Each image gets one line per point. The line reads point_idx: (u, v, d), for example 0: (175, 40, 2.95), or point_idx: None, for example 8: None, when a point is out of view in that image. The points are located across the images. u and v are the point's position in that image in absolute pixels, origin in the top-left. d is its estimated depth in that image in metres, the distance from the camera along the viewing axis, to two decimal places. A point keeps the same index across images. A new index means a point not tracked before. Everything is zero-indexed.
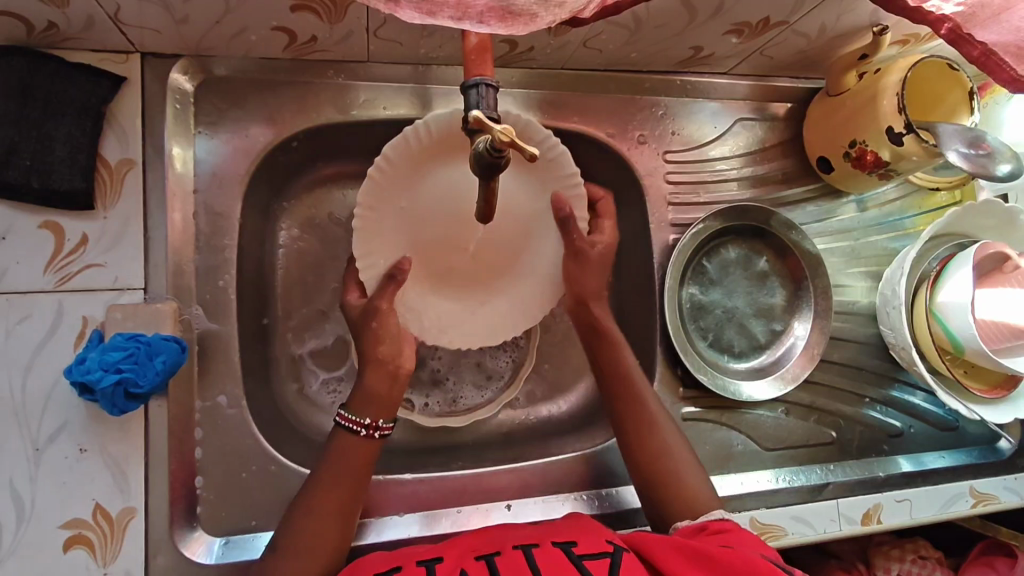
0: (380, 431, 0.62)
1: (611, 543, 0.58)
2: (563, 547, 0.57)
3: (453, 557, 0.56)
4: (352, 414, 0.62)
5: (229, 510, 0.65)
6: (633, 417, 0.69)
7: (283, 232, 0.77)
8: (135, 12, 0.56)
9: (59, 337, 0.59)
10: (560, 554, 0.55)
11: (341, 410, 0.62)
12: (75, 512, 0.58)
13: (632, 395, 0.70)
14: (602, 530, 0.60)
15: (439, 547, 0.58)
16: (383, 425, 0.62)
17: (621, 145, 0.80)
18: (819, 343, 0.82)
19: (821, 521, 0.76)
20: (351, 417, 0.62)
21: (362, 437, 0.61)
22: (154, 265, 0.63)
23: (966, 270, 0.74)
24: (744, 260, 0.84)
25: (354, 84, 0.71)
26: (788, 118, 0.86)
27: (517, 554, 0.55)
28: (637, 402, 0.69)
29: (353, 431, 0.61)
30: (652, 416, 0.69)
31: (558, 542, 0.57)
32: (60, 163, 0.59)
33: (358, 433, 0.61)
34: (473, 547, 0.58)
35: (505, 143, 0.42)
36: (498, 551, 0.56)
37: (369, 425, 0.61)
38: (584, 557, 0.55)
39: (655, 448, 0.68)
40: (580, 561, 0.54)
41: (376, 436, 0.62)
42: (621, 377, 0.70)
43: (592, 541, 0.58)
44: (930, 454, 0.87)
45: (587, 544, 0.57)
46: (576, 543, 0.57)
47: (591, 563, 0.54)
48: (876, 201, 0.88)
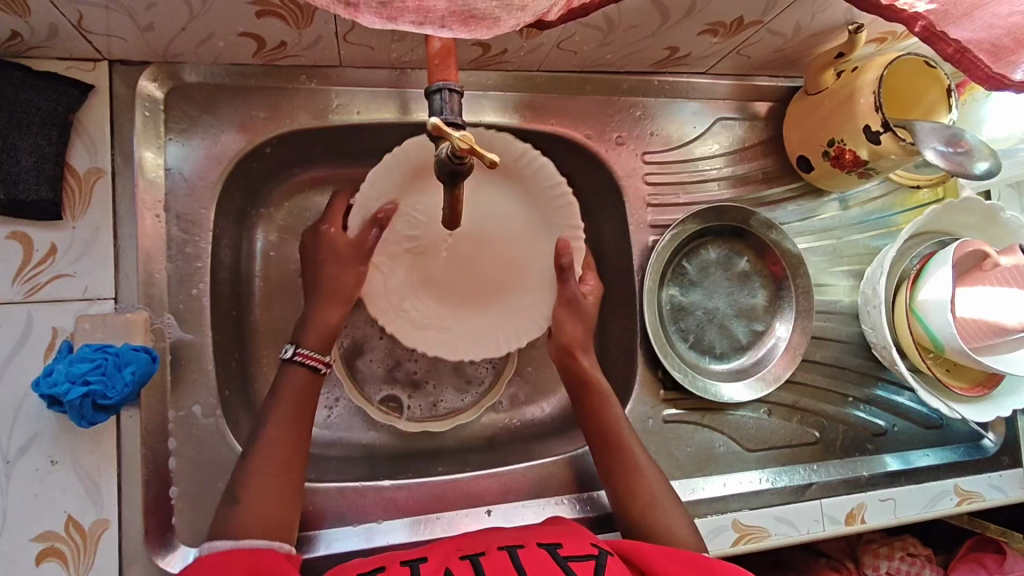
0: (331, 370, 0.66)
1: (596, 547, 0.58)
2: (548, 547, 0.57)
3: (438, 556, 0.56)
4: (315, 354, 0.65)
5: (205, 519, 0.65)
6: (617, 465, 0.68)
7: (260, 238, 0.76)
8: (98, 20, 0.55)
9: (29, 349, 0.58)
10: (545, 555, 0.55)
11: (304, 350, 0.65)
12: (47, 525, 0.58)
13: (616, 444, 0.69)
14: (585, 533, 0.60)
15: (423, 550, 0.58)
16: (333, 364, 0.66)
17: (599, 147, 0.80)
18: (802, 344, 0.82)
19: (804, 522, 0.76)
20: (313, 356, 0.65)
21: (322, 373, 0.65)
22: (125, 274, 0.62)
23: (945, 269, 0.73)
24: (724, 261, 0.84)
25: (327, 89, 0.70)
26: (769, 117, 0.85)
27: (502, 554, 0.55)
28: (621, 449, 0.68)
29: (315, 367, 0.65)
30: (638, 464, 0.68)
31: (542, 543, 0.57)
32: (26, 173, 0.58)
33: (318, 369, 0.65)
34: (459, 548, 0.58)
35: (465, 149, 0.42)
36: (482, 551, 0.56)
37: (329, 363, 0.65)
38: (569, 559, 0.55)
39: (640, 497, 0.67)
40: (566, 562, 0.54)
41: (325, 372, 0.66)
42: (604, 429, 0.69)
43: (575, 543, 0.58)
44: (914, 452, 0.86)
45: (572, 546, 0.57)
46: (560, 544, 0.57)
47: (576, 565, 0.54)
48: (858, 199, 0.88)
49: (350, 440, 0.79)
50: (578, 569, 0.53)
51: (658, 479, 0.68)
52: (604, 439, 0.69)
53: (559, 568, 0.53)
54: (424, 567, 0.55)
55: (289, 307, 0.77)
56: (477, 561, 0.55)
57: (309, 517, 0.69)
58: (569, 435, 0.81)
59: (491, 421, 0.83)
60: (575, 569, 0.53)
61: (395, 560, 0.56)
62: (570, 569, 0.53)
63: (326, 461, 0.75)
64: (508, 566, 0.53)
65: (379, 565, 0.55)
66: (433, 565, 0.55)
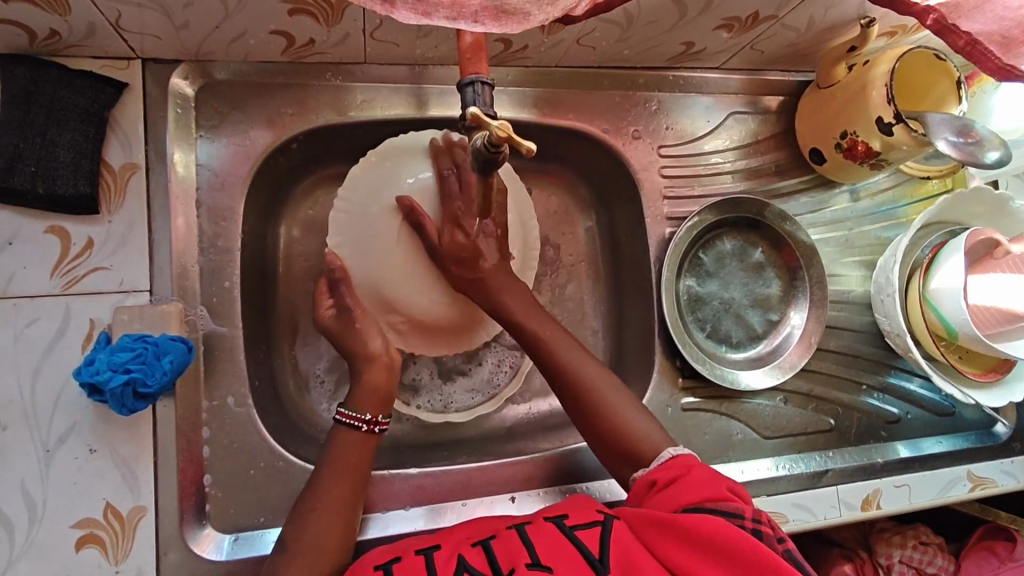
0: (379, 426, 0.65)
1: (601, 513, 0.58)
2: (555, 521, 0.57)
3: (451, 543, 0.57)
4: (352, 411, 0.64)
5: (237, 507, 0.66)
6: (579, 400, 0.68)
7: (284, 233, 0.78)
8: (135, 19, 0.57)
9: (67, 340, 0.60)
10: (552, 529, 0.56)
11: (339, 407, 0.65)
12: (86, 512, 0.59)
13: (571, 375, 0.69)
14: (590, 504, 0.61)
15: (436, 537, 0.60)
16: (382, 421, 0.65)
17: (616, 141, 0.81)
18: (816, 332, 0.83)
19: (821, 508, 0.78)
20: (351, 414, 0.64)
21: (363, 432, 0.64)
22: (159, 267, 0.64)
23: (959, 256, 0.75)
24: (739, 252, 0.85)
25: (351, 86, 0.72)
26: (780, 110, 0.87)
27: (510, 533, 0.56)
28: (594, 394, 0.68)
29: (354, 426, 0.64)
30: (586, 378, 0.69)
31: (549, 517, 0.58)
32: (64, 169, 0.60)
33: (359, 428, 0.64)
34: (470, 535, 0.59)
35: (502, 138, 0.43)
36: (493, 534, 0.57)
37: (369, 420, 0.64)
38: (575, 529, 0.55)
39: (619, 432, 0.67)
40: (572, 532, 0.55)
41: (376, 431, 0.65)
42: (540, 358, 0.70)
43: (582, 513, 0.58)
44: (928, 439, 0.88)
45: (578, 516, 0.58)
46: (567, 516, 0.58)
47: (583, 533, 0.55)
48: (869, 191, 0.89)
49: None
50: (585, 539, 0.54)
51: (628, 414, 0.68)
52: (567, 387, 0.69)
53: (566, 538, 0.54)
54: (438, 554, 0.56)
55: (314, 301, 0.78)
56: (489, 546, 0.55)
57: None
58: None
59: (511, 412, 0.84)
60: (582, 539, 0.54)
61: (409, 549, 0.57)
62: (578, 540, 0.54)
63: None
64: (517, 544, 0.54)
65: (396, 555, 0.56)
66: (447, 552, 0.56)
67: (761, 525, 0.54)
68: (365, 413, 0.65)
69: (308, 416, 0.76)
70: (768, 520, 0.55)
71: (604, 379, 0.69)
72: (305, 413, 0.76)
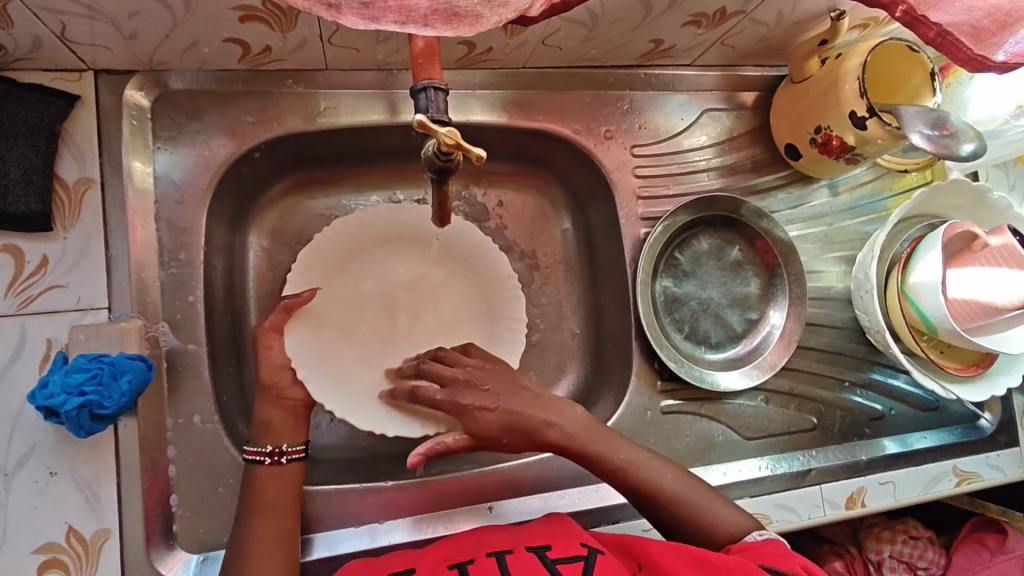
0: (285, 456, 0.62)
1: (585, 546, 0.58)
2: (537, 551, 0.57)
3: (429, 564, 0.57)
4: (256, 446, 0.62)
5: (206, 526, 0.64)
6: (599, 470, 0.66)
7: (252, 244, 0.76)
8: (82, 30, 0.56)
9: (23, 361, 0.59)
10: (533, 559, 0.56)
11: (244, 446, 0.63)
12: (48, 536, 0.58)
13: (628, 474, 0.66)
14: (577, 532, 0.61)
15: (414, 557, 0.58)
16: (289, 450, 0.62)
17: (587, 142, 0.80)
18: (796, 331, 0.82)
19: (804, 507, 0.77)
20: (255, 450, 0.62)
21: (268, 465, 0.61)
22: (118, 284, 0.62)
23: (937, 251, 0.74)
24: (716, 251, 0.84)
25: (314, 92, 0.70)
26: (755, 106, 0.86)
27: (491, 560, 0.56)
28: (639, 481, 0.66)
29: (258, 461, 0.62)
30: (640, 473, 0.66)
31: (530, 547, 0.57)
32: (15, 185, 0.59)
33: (263, 462, 0.62)
34: (448, 556, 0.58)
35: (452, 145, 0.41)
36: (471, 559, 0.57)
37: (272, 451, 0.62)
38: (558, 562, 0.55)
39: (683, 514, 0.66)
40: (554, 566, 0.55)
41: (283, 461, 0.62)
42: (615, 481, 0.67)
43: (565, 544, 0.58)
44: (913, 434, 0.87)
45: (560, 547, 0.58)
46: (549, 547, 0.58)
47: (565, 567, 0.55)
48: (848, 185, 0.88)
49: (351, 440, 0.78)
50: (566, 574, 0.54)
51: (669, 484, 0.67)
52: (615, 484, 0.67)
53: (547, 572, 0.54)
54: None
55: None
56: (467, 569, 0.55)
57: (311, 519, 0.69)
58: None
59: None
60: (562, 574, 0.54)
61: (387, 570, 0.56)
62: None
63: (329, 463, 0.75)
64: None
65: None
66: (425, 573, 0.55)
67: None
68: (268, 445, 0.62)
69: None
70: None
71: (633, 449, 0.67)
72: None
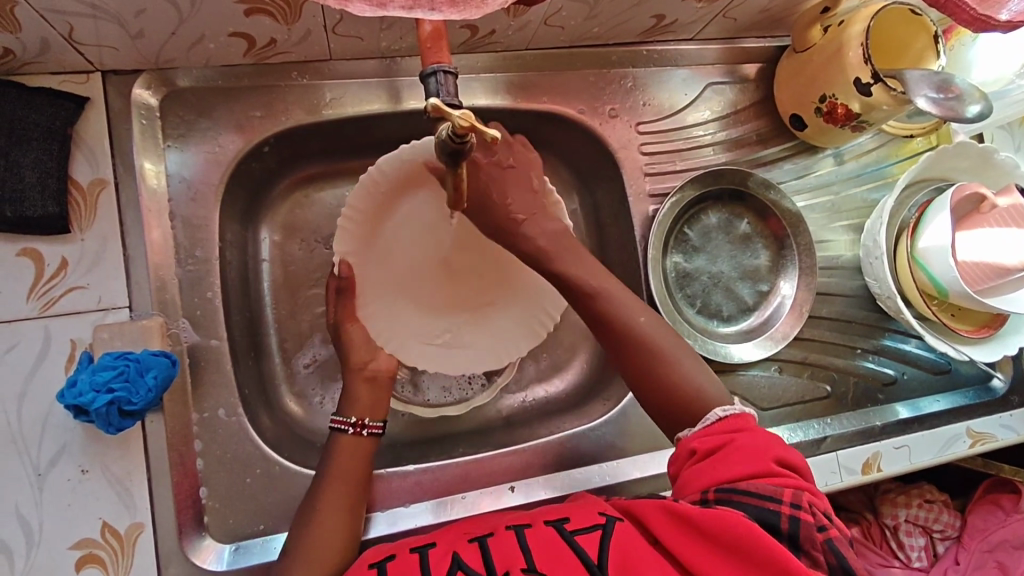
0: (368, 429, 0.66)
1: (604, 515, 0.57)
2: (556, 525, 0.56)
3: (447, 540, 0.57)
4: (341, 417, 0.66)
5: (236, 516, 0.65)
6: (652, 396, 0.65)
7: (264, 238, 0.77)
8: (89, 31, 0.56)
9: (49, 362, 0.59)
10: (551, 533, 0.55)
11: (330, 416, 0.67)
12: (84, 532, 0.59)
13: (627, 331, 0.65)
14: (595, 504, 0.60)
15: (434, 535, 0.59)
16: (371, 424, 0.66)
17: (593, 121, 0.80)
18: (807, 300, 0.82)
19: (822, 475, 0.78)
20: (340, 420, 0.66)
21: (351, 435, 0.65)
22: (137, 283, 0.63)
23: (944, 215, 0.74)
24: (724, 225, 0.85)
25: (320, 83, 0.70)
26: (758, 78, 0.86)
27: (509, 534, 0.55)
28: (640, 342, 0.64)
29: (343, 430, 0.65)
30: (641, 330, 0.65)
31: (550, 520, 0.57)
32: (31, 190, 0.59)
33: (347, 431, 0.65)
34: (468, 532, 0.58)
35: (465, 127, 0.42)
36: (491, 532, 0.56)
37: (356, 423, 0.66)
38: (576, 533, 0.54)
39: (685, 397, 0.63)
40: (572, 537, 0.54)
41: (365, 434, 0.66)
42: (613, 337, 0.65)
43: (583, 516, 0.57)
44: (926, 398, 0.87)
45: (579, 519, 0.57)
46: (568, 519, 0.57)
47: (583, 538, 0.54)
48: (853, 153, 0.88)
49: None
50: (585, 544, 0.53)
51: (715, 393, 0.64)
52: (616, 349, 0.66)
53: (565, 543, 0.53)
54: (432, 551, 0.55)
55: (300, 304, 0.77)
56: (485, 543, 0.54)
57: None
58: (584, 409, 0.82)
59: (506, 401, 0.84)
60: (581, 544, 0.53)
61: (405, 547, 0.56)
62: (577, 545, 0.53)
63: None
64: (515, 549, 0.53)
65: (391, 553, 0.56)
66: (442, 550, 0.55)
67: (801, 512, 0.52)
68: (352, 416, 0.66)
69: (302, 421, 0.75)
70: (808, 506, 0.53)
71: (640, 311, 0.66)
72: (298, 418, 0.75)
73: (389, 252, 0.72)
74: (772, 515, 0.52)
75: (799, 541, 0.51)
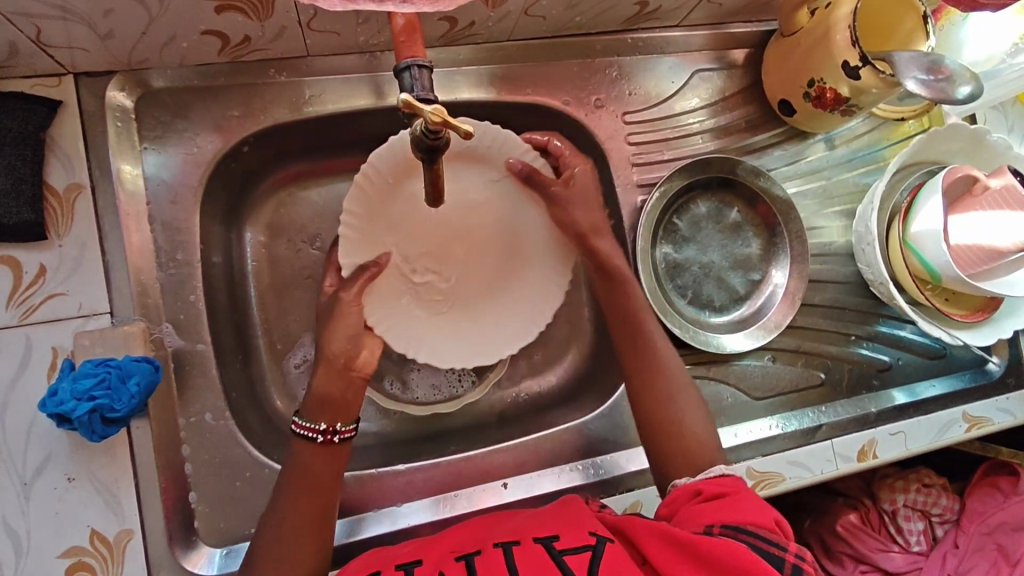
0: (339, 435, 0.61)
1: (594, 535, 0.55)
2: (545, 542, 0.54)
3: (434, 558, 0.55)
4: (307, 422, 0.61)
5: (226, 519, 0.65)
6: (651, 405, 0.67)
7: (249, 238, 0.76)
8: (57, 33, 0.55)
9: (31, 370, 0.59)
10: (540, 551, 0.53)
11: (294, 418, 0.61)
12: (71, 541, 0.59)
13: (642, 336, 0.69)
14: (587, 520, 0.58)
15: (420, 551, 0.58)
16: (343, 430, 0.61)
17: (578, 112, 0.79)
18: (800, 288, 0.82)
19: (816, 463, 0.78)
20: (306, 425, 0.61)
21: (320, 443, 0.60)
22: (118, 288, 0.62)
23: (936, 198, 0.73)
24: (715, 213, 0.84)
25: (298, 80, 0.69)
26: (746, 64, 0.84)
27: (496, 552, 0.54)
28: (651, 352, 0.68)
29: (310, 438, 0.60)
30: (656, 345, 0.69)
31: (539, 537, 0.55)
32: (5, 196, 0.58)
33: (315, 440, 0.60)
34: (455, 548, 0.57)
35: (437, 123, 0.41)
36: (478, 550, 0.55)
37: (325, 430, 0.60)
38: (565, 553, 0.52)
39: (674, 424, 0.66)
40: (561, 557, 0.52)
41: (336, 441, 0.61)
42: (627, 332, 0.69)
43: (574, 534, 0.55)
44: (921, 383, 0.87)
45: (569, 537, 0.55)
46: (558, 537, 0.55)
47: (572, 558, 0.52)
48: (844, 137, 0.87)
49: (363, 427, 0.79)
50: (574, 565, 0.51)
51: (708, 442, 0.65)
52: (630, 347, 0.69)
53: (553, 564, 0.51)
54: (419, 569, 0.54)
55: (287, 305, 0.77)
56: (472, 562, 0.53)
57: None
58: (577, 402, 0.81)
59: (499, 397, 0.83)
60: (570, 564, 0.51)
61: (390, 564, 0.56)
62: (565, 567, 0.51)
63: None
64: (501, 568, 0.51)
65: (376, 570, 0.55)
66: (428, 567, 0.54)
67: (805, 563, 0.51)
68: (321, 423, 0.61)
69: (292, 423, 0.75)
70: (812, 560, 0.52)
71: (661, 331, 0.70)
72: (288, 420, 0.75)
73: (398, 214, 0.66)
74: (776, 559, 0.51)
75: None
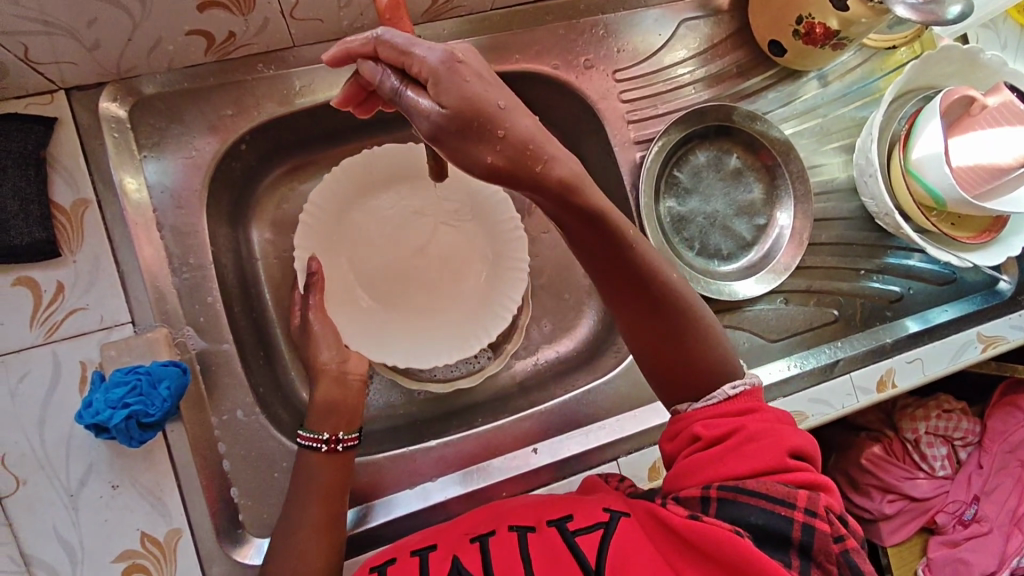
0: (341, 444, 0.64)
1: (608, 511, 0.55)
2: (558, 524, 0.55)
3: (447, 542, 0.56)
4: (312, 432, 0.64)
5: (270, 510, 0.66)
6: (668, 347, 0.59)
7: (255, 237, 0.76)
8: (44, 47, 0.55)
9: (63, 385, 0.60)
10: (553, 535, 0.53)
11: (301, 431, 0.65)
12: (123, 544, 0.60)
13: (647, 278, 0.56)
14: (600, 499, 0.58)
15: (434, 535, 0.59)
16: (344, 438, 0.64)
17: (568, 76, 0.79)
18: (806, 228, 0.82)
19: (837, 398, 0.79)
20: (311, 436, 0.64)
21: (325, 452, 0.63)
22: (136, 298, 0.63)
23: (936, 121, 0.73)
24: (714, 162, 0.84)
25: (287, 72, 0.69)
26: (732, 8, 0.83)
27: (510, 537, 0.54)
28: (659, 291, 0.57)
29: (314, 447, 0.63)
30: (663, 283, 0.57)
31: (552, 520, 0.55)
32: (15, 218, 0.59)
33: (319, 449, 0.63)
34: (467, 530, 0.58)
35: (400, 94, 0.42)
36: (492, 531, 0.56)
37: (329, 439, 0.63)
38: (576, 534, 0.53)
39: (696, 357, 0.59)
40: (572, 539, 0.52)
41: (339, 449, 0.64)
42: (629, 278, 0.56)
43: (588, 513, 0.56)
44: (934, 310, 0.87)
45: (583, 516, 0.55)
46: (571, 517, 0.55)
47: (583, 539, 0.52)
48: (837, 72, 0.86)
49: (390, 409, 0.81)
50: (584, 546, 0.51)
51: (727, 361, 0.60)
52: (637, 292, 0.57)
53: (565, 547, 0.51)
54: (433, 554, 0.55)
55: None
56: (485, 545, 0.54)
57: (368, 489, 0.72)
58: (595, 364, 0.82)
59: (519, 367, 0.84)
60: (582, 547, 0.51)
61: (406, 550, 0.57)
62: (576, 549, 0.51)
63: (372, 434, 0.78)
64: (513, 557, 0.52)
65: (392, 557, 0.57)
66: (442, 552, 0.55)
67: (817, 521, 0.49)
68: (325, 432, 0.64)
69: None
70: (824, 513, 0.49)
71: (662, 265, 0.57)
72: None
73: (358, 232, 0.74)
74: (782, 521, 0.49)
75: (812, 552, 0.48)
